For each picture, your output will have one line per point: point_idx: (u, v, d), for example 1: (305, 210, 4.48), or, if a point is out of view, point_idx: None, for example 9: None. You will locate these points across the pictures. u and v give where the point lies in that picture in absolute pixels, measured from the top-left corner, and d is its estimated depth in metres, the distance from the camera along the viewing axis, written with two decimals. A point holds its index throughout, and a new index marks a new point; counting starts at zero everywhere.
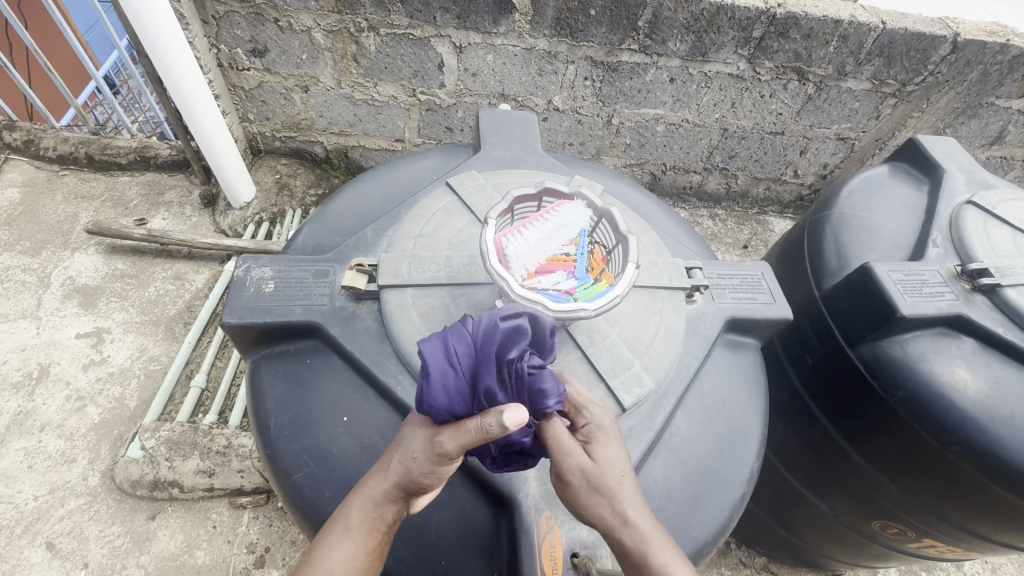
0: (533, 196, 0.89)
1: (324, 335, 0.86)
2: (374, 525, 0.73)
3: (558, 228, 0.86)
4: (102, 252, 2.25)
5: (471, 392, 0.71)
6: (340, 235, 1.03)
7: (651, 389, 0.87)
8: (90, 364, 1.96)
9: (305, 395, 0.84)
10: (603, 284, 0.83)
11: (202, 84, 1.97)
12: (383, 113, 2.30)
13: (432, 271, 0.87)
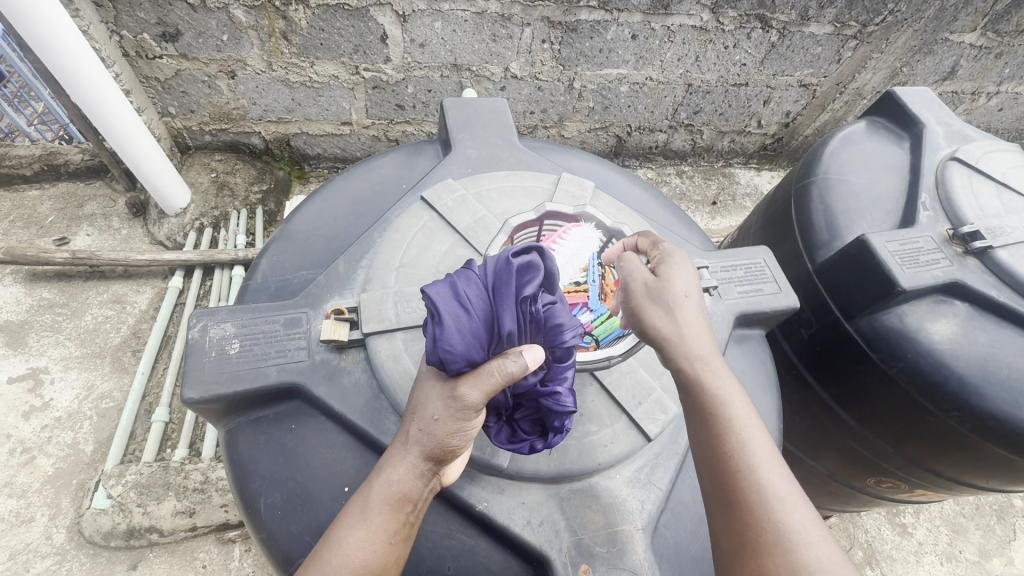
0: (535, 222, 0.95)
1: (307, 395, 0.76)
2: (397, 505, 0.68)
3: (572, 254, 0.94)
4: (22, 281, 1.99)
5: (487, 338, 0.70)
6: (306, 270, 0.91)
7: (673, 412, 0.87)
8: (31, 411, 1.76)
9: (296, 467, 0.76)
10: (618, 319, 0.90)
11: (108, 81, 1.70)
12: (324, 95, 2.08)
13: (423, 311, 0.81)
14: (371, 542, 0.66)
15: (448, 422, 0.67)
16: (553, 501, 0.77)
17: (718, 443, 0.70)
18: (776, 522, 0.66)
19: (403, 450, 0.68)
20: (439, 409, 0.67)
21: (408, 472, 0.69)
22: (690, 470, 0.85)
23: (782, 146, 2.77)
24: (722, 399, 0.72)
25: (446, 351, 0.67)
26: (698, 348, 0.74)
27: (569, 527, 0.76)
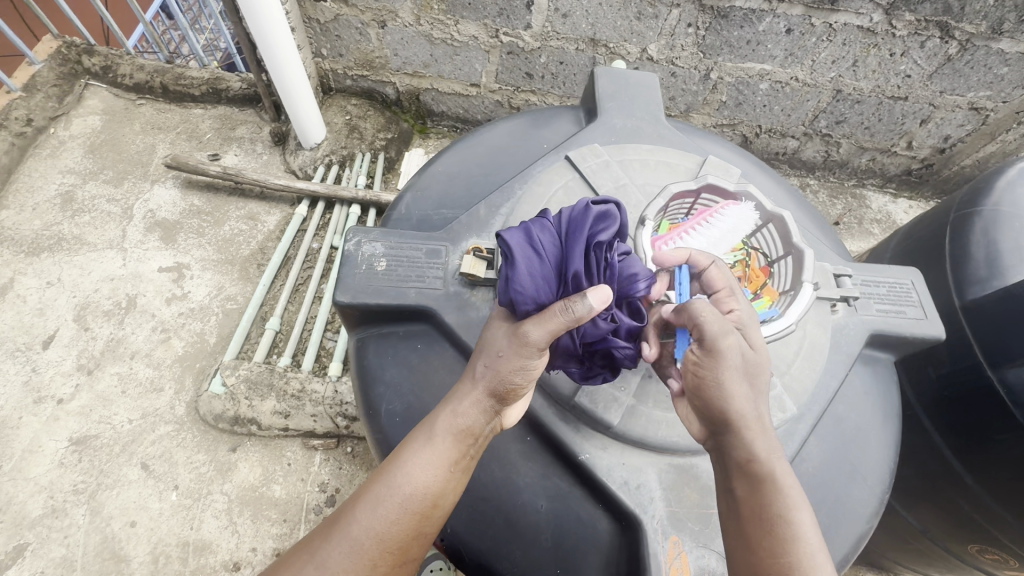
0: (692, 192, 0.95)
1: (437, 320, 0.83)
2: (460, 436, 0.76)
3: (724, 233, 0.91)
4: (179, 186, 2.28)
5: (556, 281, 0.77)
6: (446, 210, 0.98)
7: (790, 414, 0.85)
8: (173, 299, 2.03)
9: (419, 382, 0.84)
10: (766, 301, 0.90)
11: (280, 14, 1.86)
12: (461, 55, 2.15)
13: None
14: (435, 469, 0.75)
15: (513, 359, 0.72)
16: (652, 469, 0.82)
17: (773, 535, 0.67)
18: None
19: (470, 386, 0.75)
20: (506, 347, 0.73)
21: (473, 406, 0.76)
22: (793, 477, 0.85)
23: (929, 174, 2.49)
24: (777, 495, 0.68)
25: (516, 291, 0.74)
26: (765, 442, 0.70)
27: (661, 496, 0.80)
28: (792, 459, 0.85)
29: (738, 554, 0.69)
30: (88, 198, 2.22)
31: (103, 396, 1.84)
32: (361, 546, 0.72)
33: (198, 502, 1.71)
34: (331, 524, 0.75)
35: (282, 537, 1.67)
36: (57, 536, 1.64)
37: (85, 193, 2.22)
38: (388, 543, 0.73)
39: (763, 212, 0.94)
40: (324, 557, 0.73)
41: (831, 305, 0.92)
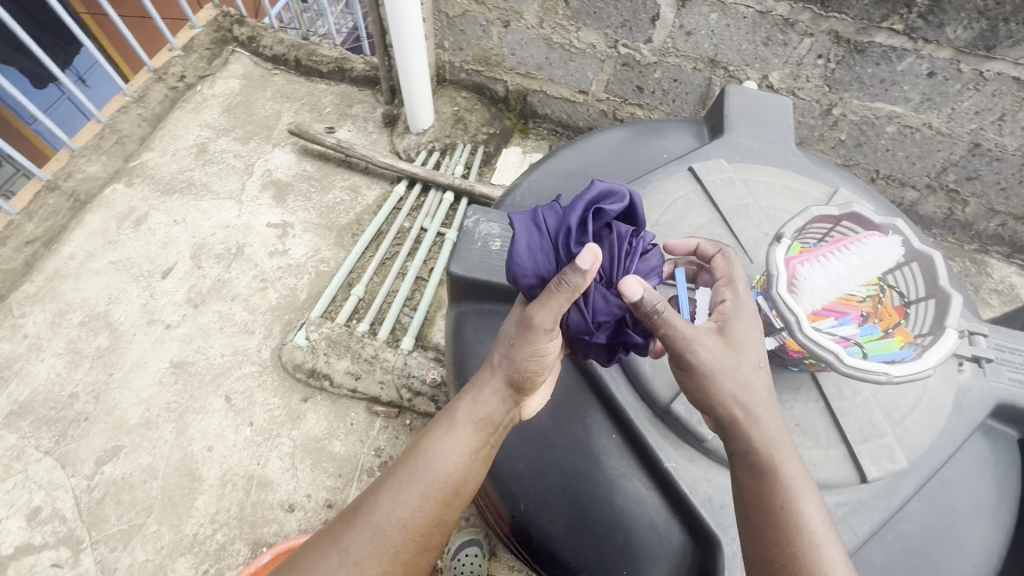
0: (832, 218, 0.88)
1: None
2: (479, 424, 0.91)
3: (862, 264, 0.77)
4: (296, 152, 2.47)
5: (557, 254, 0.86)
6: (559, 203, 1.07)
7: (900, 466, 0.83)
8: (275, 253, 2.20)
9: None
10: (898, 342, 0.79)
11: (415, 6, 1.97)
12: (575, 62, 2.19)
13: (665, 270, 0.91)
14: (455, 458, 0.89)
15: (524, 349, 0.86)
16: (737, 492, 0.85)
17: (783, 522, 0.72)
18: None
19: (489, 378, 0.90)
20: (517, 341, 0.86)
21: (492, 396, 0.91)
22: (889, 533, 0.83)
23: None
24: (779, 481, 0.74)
25: (518, 269, 0.86)
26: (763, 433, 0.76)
27: (732, 505, 0.84)
28: (892, 513, 0.83)
29: (749, 545, 0.76)
30: (219, 151, 2.46)
31: (203, 329, 2.03)
32: (385, 530, 0.87)
33: (267, 441, 1.84)
34: (358, 513, 0.89)
35: (334, 490, 1.77)
36: (146, 446, 1.82)
37: (217, 147, 2.46)
38: (412, 527, 0.88)
39: (909, 250, 0.86)
40: (350, 542, 0.87)
41: (959, 363, 0.90)
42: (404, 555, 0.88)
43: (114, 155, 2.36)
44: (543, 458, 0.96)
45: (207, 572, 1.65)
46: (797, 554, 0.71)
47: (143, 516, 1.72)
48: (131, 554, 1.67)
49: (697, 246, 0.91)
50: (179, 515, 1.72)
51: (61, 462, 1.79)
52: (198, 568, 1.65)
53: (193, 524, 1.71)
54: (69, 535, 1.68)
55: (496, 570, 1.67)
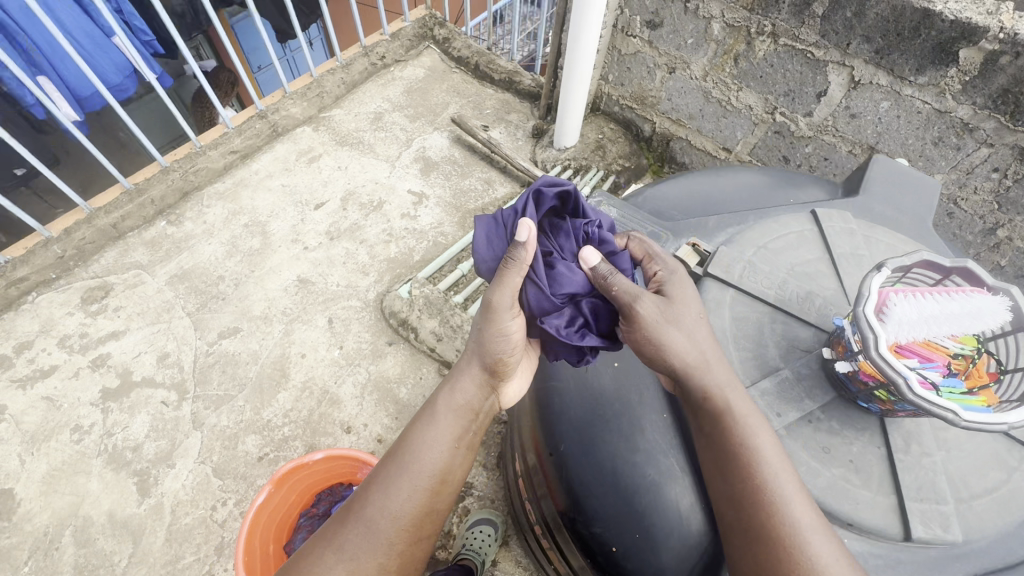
0: (940, 270, 0.88)
1: None
2: (461, 413, 1.10)
3: (959, 312, 0.77)
4: (450, 139, 2.77)
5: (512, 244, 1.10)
6: (680, 212, 1.18)
7: (952, 541, 0.82)
8: (406, 215, 2.48)
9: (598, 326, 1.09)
10: (978, 401, 0.78)
11: (595, 39, 2.17)
12: (728, 120, 2.27)
13: (762, 286, 1.00)
14: (440, 446, 1.05)
15: (497, 338, 1.06)
16: None
17: (741, 461, 0.84)
18: (782, 520, 0.80)
19: (470, 371, 1.12)
20: (491, 332, 1.06)
21: (470, 387, 1.12)
22: None
23: None
24: (733, 426, 0.86)
25: (481, 261, 1.12)
26: (716, 381, 0.89)
27: None
28: None
29: (721, 487, 0.87)
30: (390, 121, 2.83)
31: (329, 259, 2.32)
32: (378, 522, 0.98)
33: (348, 368, 2.05)
34: (350, 514, 1.00)
35: (388, 428, 1.93)
36: (257, 336, 2.10)
37: (390, 118, 2.84)
38: (403, 520, 1.00)
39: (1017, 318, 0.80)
40: (345, 539, 0.97)
41: None
42: (399, 546, 0.99)
43: (313, 103, 2.78)
44: (592, 419, 1.07)
45: (266, 456, 1.85)
46: (757, 483, 0.82)
47: (235, 390, 1.97)
48: (216, 418, 1.92)
49: (799, 276, 1.01)
50: (262, 400, 1.96)
51: (193, 325, 2.11)
52: (260, 449, 1.86)
53: (269, 412, 1.94)
54: (179, 383, 1.98)
55: (501, 559, 1.72)
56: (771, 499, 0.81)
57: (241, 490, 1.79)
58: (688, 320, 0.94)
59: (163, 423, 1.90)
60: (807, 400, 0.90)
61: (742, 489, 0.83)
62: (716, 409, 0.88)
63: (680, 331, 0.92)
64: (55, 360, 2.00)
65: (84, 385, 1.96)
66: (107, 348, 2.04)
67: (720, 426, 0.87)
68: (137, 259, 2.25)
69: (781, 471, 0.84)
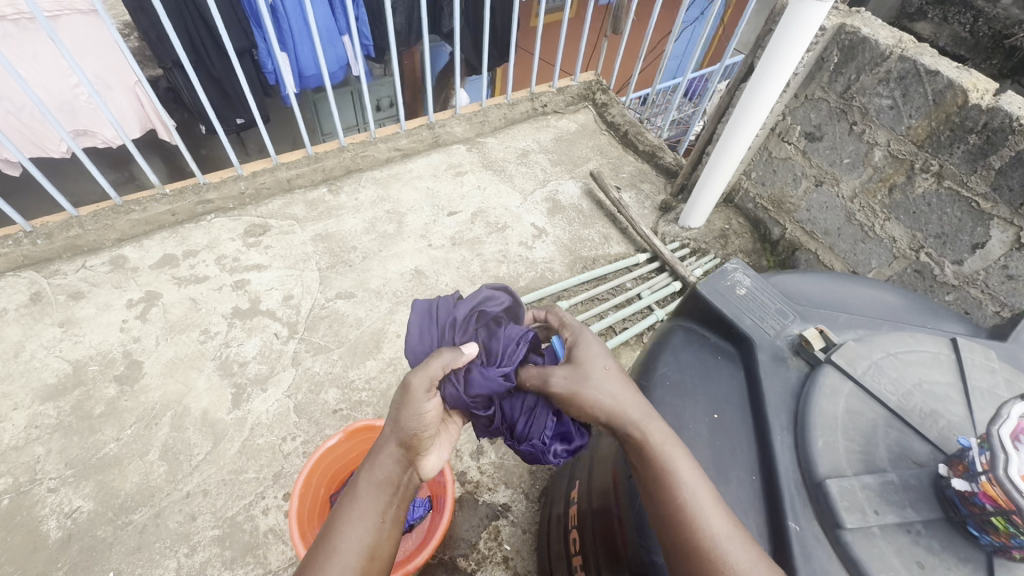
0: None
1: (753, 353, 1.08)
2: (385, 486, 1.13)
3: None
4: (583, 189, 2.94)
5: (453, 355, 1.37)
6: (810, 302, 1.20)
7: None
8: (524, 244, 2.65)
9: (702, 377, 1.10)
10: None
11: (750, 136, 2.25)
12: (865, 246, 2.24)
13: (886, 389, 0.98)
14: (366, 524, 1.07)
15: (413, 418, 1.16)
16: None
17: (659, 482, 0.94)
18: (699, 527, 0.88)
19: (388, 450, 1.17)
20: (410, 418, 1.15)
21: (389, 462, 1.16)
22: None
23: None
24: (650, 448, 0.97)
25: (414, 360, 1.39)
26: (628, 416, 1.03)
27: None
28: None
29: (652, 511, 0.95)
30: (534, 159, 3.07)
31: (446, 261, 2.52)
32: None
33: None
34: None
35: None
36: (367, 306, 2.31)
37: (534, 157, 3.07)
38: None
39: None
40: None
41: None
42: None
43: (474, 127, 3.11)
44: None
45: (340, 410, 2.01)
46: (672, 492, 0.92)
47: (334, 345, 2.18)
48: (311, 362, 2.12)
49: (927, 392, 0.98)
50: (352, 362, 2.14)
51: (320, 279, 2.37)
52: (337, 403, 2.03)
53: (354, 374, 2.10)
54: (293, 322, 2.23)
55: None
56: (688, 507, 0.90)
57: (309, 433, 1.95)
58: (593, 376, 1.11)
59: (270, 351, 2.13)
60: (910, 510, 0.85)
61: (665, 503, 0.92)
62: (635, 438, 1.00)
63: (582, 393, 1.09)
64: (208, 271, 2.33)
65: (222, 298, 2.26)
66: (249, 275, 2.35)
67: (640, 452, 0.98)
68: (295, 212, 2.60)
69: (696, 481, 0.92)
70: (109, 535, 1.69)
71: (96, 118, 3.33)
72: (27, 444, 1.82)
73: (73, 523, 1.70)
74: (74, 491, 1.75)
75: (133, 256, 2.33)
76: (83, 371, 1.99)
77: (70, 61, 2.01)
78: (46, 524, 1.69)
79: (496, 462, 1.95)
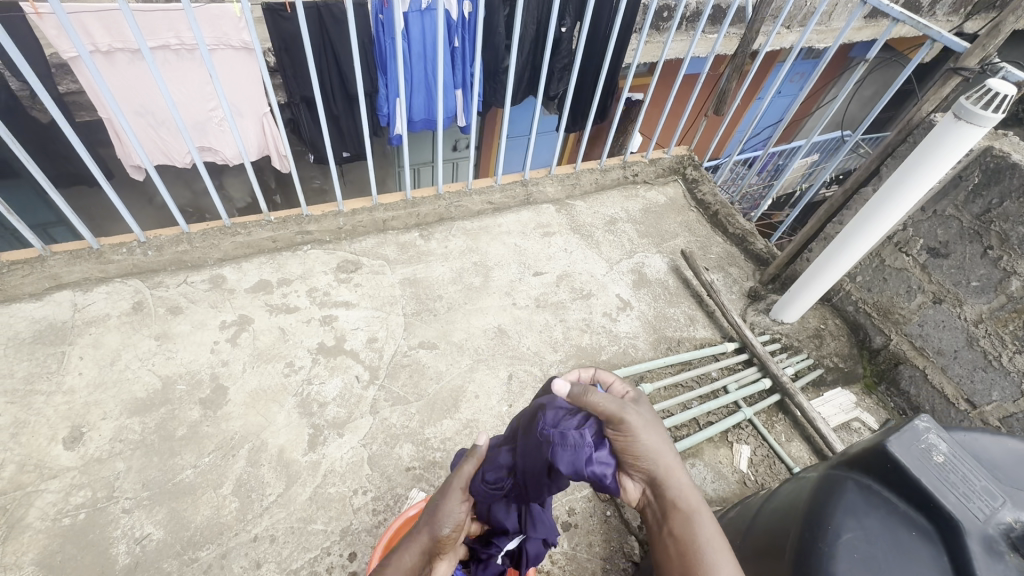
0: None
1: (959, 536, 0.95)
2: None
3: None
4: (669, 265, 2.88)
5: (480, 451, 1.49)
6: (1014, 477, 1.06)
7: None
8: (608, 315, 2.58)
9: (892, 551, 0.97)
10: None
11: (870, 242, 2.13)
12: (986, 375, 2.08)
13: None
14: None
15: (443, 518, 1.19)
16: None
17: (695, 539, 1.12)
18: None
19: (416, 543, 1.18)
20: (446, 517, 1.19)
21: (411, 557, 1.16)
22: None
23: None
24: (690, 511, 1.16)
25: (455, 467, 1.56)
26: (675, 480, 1.20)
27: None
28: None
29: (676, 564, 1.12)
30: (621, 227, 3.04)
31: (529, 323, 2.48)
32: None
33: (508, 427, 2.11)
34: None
35: None
36: (448, 360, 2.28)
37: (622, 226, 3.05)
38: None
39: None
40: None
41: None
42: None
43: (566, 189, 3.12)
44: None
45: (413, 469, 1.94)
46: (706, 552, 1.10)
47: (412, 397, 2.13)
48: (389, 413, 2.08)
49: None
50: (429, 418, 2.08)
51: (404, 325, 2.36)
52: (411, 460, 1.96)
53: (431, 432, 2.04)
54: (374, 367, 2.20)
55: None
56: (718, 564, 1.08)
57: (380, 489, 1.88)
58: (654, 428, 1.23)
59: (350, 395, 2.10)
60: None
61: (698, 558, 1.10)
62: (680, 499, 1.18)
63: (647, 441, 1.20)
64: (300, 302, 2.35)
65: (310, 332, 2.27)
66: (337, 312, 2.36)
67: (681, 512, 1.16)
68: (386, 253, 2.64)
69: (721, 545, 1.12)
70: (173, 571, 1.63)
71: (222, 139, 3.81)
72: (109, 457, 1.82)
73: (141, 551, 1.65)
74: (147, 516, 1.72)
75: (231, 277, 2.38)
76: (172, 389, 2.01)
77: (218, 90, 2.11)
78: (115, 548, 1.65)
79: (567, 554, 1.82)
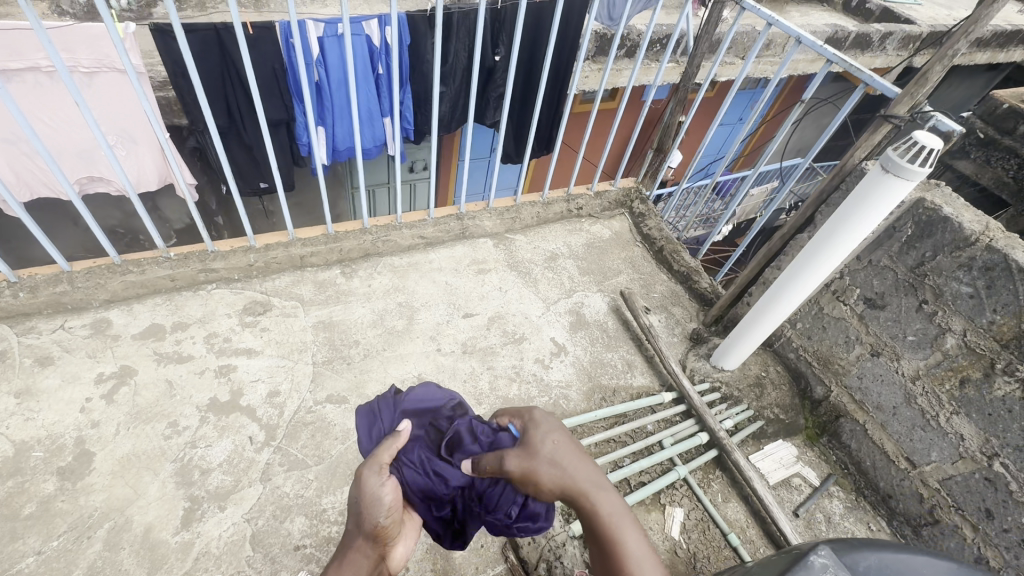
0: None
1: None
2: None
3: None
4: (609, 306, 2.74)
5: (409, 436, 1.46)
6: None
7: None
8: (540, 362, 2.41)
9: None
10: None
11: (808, 288, 2.01)
12: (924, 435, 1.98)
13: None
14: None
15: (372, 509, 1.24)
16: None
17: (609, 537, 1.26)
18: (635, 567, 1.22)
19: (359, 546, 1.25)
20: (376, 507, 1.25)
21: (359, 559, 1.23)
22: None
23: None
24: (601, 513, 1.29)
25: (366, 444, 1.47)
26: (587, 489, 1.30)
27: None
28: None
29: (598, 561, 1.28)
30: (561, 263, 2.90)
31: (453, 371, 2.29)
32: None
33: None
34: None
35: None
36: None
37: (563, 262, 2.90)
38: None
39: None
40: None
41: None
42: None
43: (504, 223, 2.97)
44: None
45: (302, 547, 1.72)
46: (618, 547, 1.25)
47: (312, 461, 1.91)
48: (282, 480, 1.85)
49: None
50: (328, 485, 1.86)
51: (312, 376, 2.15)
52: (302, 537, 1.74)
53: (328, 502, 1.82)
54: (272, 426, 1.98)
55: None
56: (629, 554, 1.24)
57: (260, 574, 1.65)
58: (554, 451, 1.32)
59: (239, 460, 1.87)
60: None
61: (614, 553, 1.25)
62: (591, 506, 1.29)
63: (553, 466, 1.30)
64: (195, 350, 2.12)
65: (202, 385, 2.03)
66: (237, 361, 2.13)
67: (596, 520, 1.29)
68: (302, 292, 2.43)
69: (633, 534, 1.27)
70: None
71: None
72: None
73: None
74: None
75: (118, 322, 2.14)
76: (25, 457, 1.75)
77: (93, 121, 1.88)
78: None
79: None
